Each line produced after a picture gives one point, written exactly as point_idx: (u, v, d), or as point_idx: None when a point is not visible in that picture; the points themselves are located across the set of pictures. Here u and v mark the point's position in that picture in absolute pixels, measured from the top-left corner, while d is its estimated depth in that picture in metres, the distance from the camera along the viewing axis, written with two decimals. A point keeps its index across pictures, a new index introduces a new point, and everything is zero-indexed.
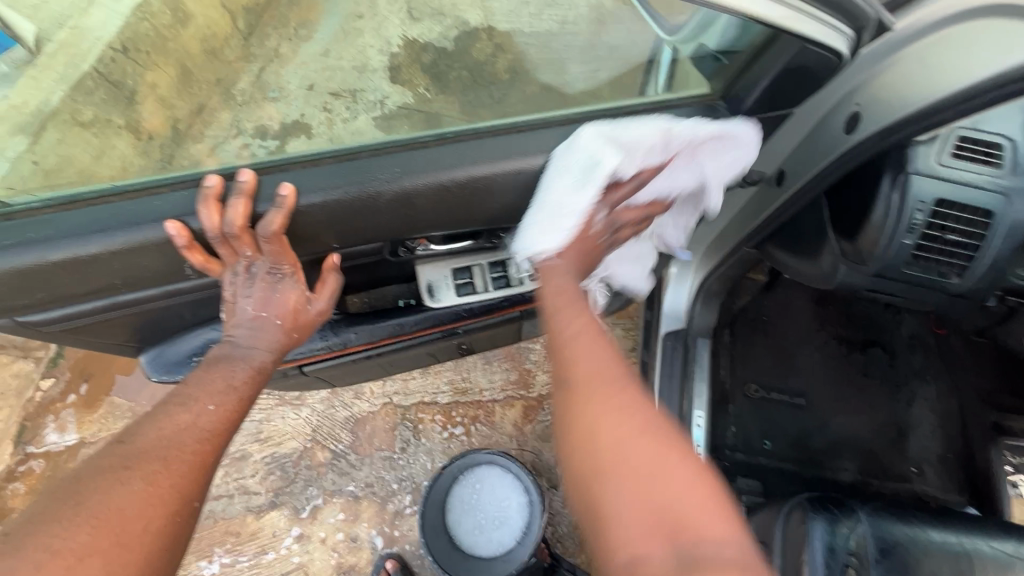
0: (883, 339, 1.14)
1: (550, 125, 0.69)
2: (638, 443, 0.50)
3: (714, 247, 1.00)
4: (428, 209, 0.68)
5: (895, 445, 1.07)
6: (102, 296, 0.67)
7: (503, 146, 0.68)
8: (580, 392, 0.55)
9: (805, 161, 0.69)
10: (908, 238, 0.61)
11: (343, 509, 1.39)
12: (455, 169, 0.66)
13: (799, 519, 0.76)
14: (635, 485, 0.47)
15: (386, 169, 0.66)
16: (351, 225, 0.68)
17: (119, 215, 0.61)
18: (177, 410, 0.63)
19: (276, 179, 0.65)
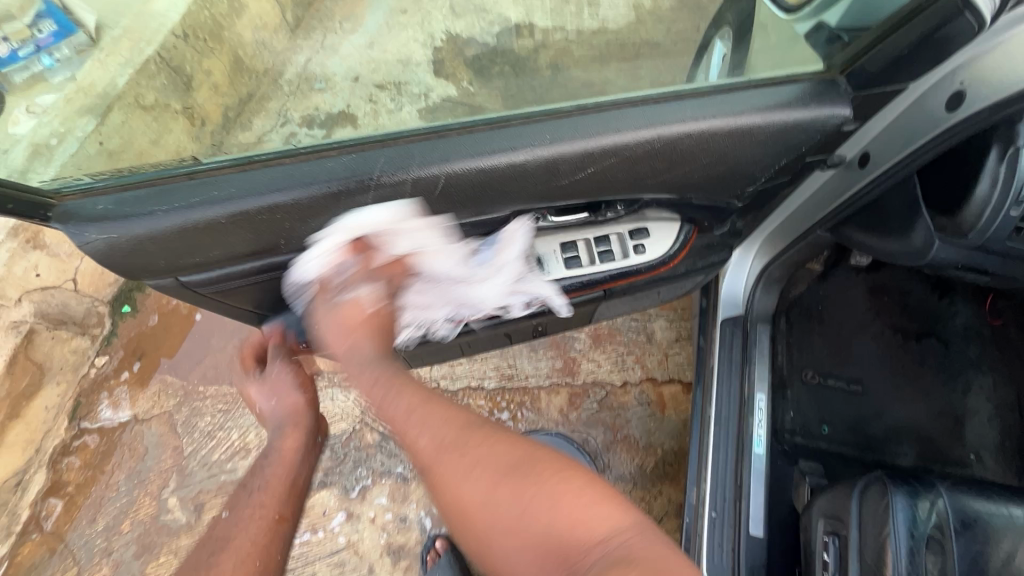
0: (938, 329, 1.15)
1: (685, 95, 0.66)
2: (505, 491, 0.54)
3: (779, 233, 1.02)
4: (566, 177, 0.66)
5: (952, 432, 1.08)
6: (261, 257, 0.68)
7: (642, 114, 0.64)
8: (431, 468, 0.58)
9: (895, 143, 0.72)
10: (1015, 210, 0.66)
11: (391, 490, 1.40)
12: (588, 139, 0.64)
13: (879, 493, 0.78)
14: (514, 533, 0.52)
15: (519, 138, 0.64)
16: (478, 196, 0.67)
17: (292, 174, 0.63)
18: (256, 479, 0.79)
19: (403, 153, 0.64)
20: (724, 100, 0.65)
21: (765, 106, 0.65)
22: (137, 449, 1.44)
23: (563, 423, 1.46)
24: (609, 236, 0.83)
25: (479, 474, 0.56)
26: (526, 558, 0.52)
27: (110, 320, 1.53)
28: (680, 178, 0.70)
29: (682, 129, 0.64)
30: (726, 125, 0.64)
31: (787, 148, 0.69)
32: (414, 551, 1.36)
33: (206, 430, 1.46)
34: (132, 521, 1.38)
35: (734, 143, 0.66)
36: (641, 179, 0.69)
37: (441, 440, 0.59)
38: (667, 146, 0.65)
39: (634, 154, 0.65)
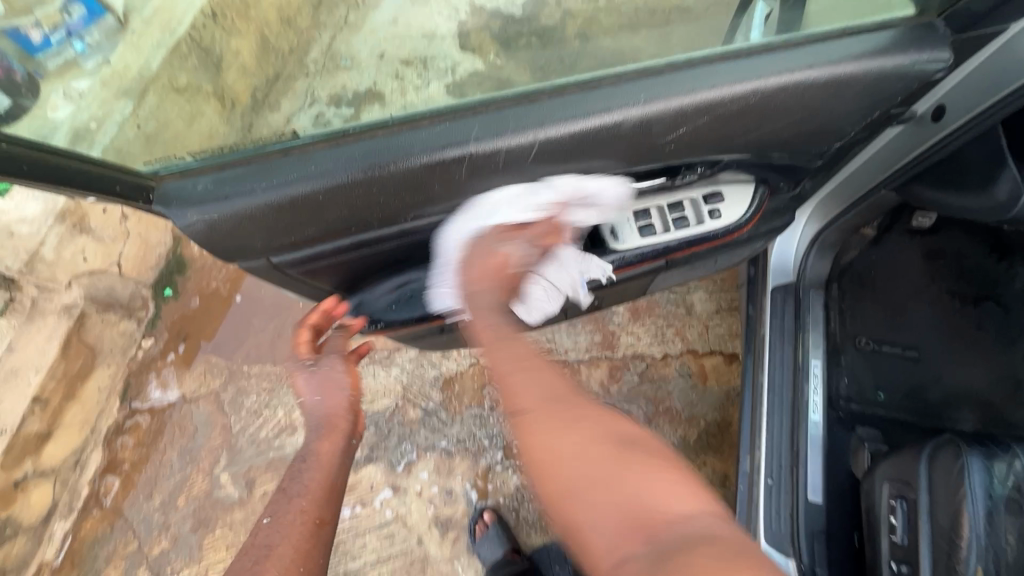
0: (998, 292, 1.11)
1: (769, 48, 0.64)
2: (606, 458, 0.51)
3: (835, 198, 0.99)
4: (660, 139, 0.65)
5: (1015, 396, 1.05)
6: (347, 236, 0.69)
7: (732, 69, 0.62)
8: (527, 423, 0.57)
9: (977, 94, 0.68)
10: None
11: (436, 464, 1.42)
12: (679, 96, 0.62)
13: (951, 455, 0.77)
14: (606, 496, 0.49)
15: (611, 98, 0.63)
16: (568, 162, 0.66)
17: (386, 144, 0.63)
18: (284, 493, 0.73)
19: (492, 118, 0.63)
20: (817, 50, 0.63)
21: (861, 54, 0.63)
22: (187, 427, 1.48)
23: (604, 396, 1.46)
24: (682, 202, 0.81)
25: (574, 433, 0.54)
26: (612, 531, 0.47)
27: (154, 304, 1.55)
28: (763, 137, 0.69)
29: (776, 83, 0.62)
30: (815, 78, 0.63)
31: (880, 98, 0.67)
32: (462, 523, 1.38)
33: (252, 408, 1.49)
34: (187, 497, 1.42)
35: (828, 95, 0.65)
36: (718, 141, 0.68)
37: (543, 396, 0.58)
38: (761, 102, 0.63)
39: (726, 112, 0.64)
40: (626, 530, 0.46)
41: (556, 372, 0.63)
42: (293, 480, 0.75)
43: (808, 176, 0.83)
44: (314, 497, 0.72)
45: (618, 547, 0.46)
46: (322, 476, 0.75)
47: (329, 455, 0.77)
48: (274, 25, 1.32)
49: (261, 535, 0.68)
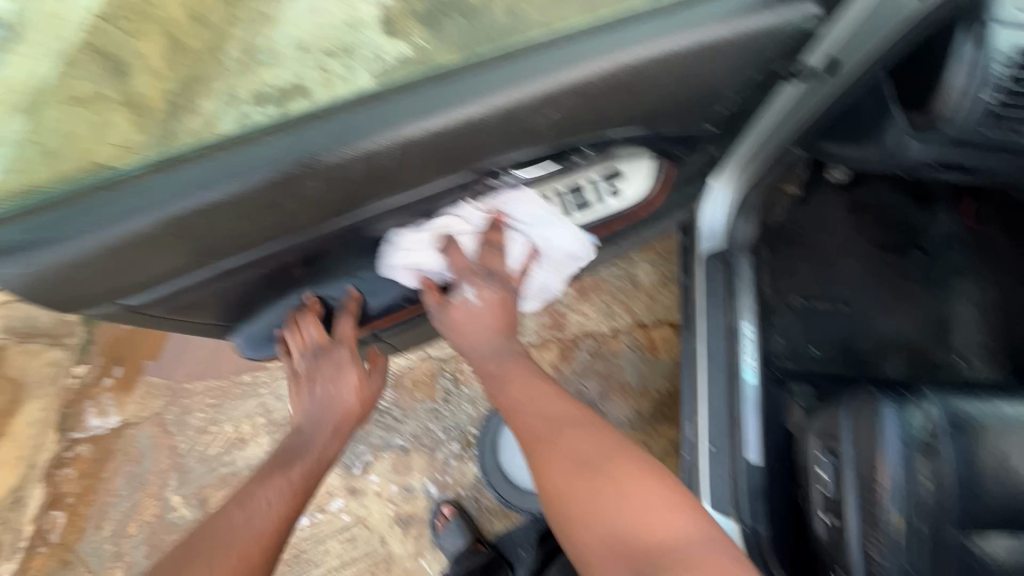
0: (919, 240, 1.14)
1: (638, 13, 0.59)
2: (590, 485, 0.66)
3: (752, 159, 0.99)
4: (532, 124, 0.63)
5: (939, 339, 1.08)
6: (200, 268, 0.66)
7: (597, 43, 0.59)
8: (534, 449, 0.74)
9: (866, 40, 0.66)
10: (987, 93, 0.60)
11: (394, 462, 1.40)
12: (542, 78, 0.59)
13: (869, 407, 0.77)
14: (602, 526, 0.63)
15: (469, 90, 0.59)
16: (441, 157, 0.63)
17: (234, 163, 0.58)
18: (243, 505, 0.81)
19: (340, 126, 0.58)
20: (685, 14, 0.59)
21: (728, 15, 0.59)
22: (132, 452, 1.43)
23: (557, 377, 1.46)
24: (579, 185, 0.81)
25: (571, 471, 0.68)
26: (606, 548, 0.62)
27: (82, 329, 1.48)
28: (646, 109, 0.67)
29: (643, 55, 0.59)
30: (685, 44, 0.59)
31: (756, 56, 0.65)
32: (423, 518, 1.38)
33: (199, 426, 1.45)
34: (138, 523, 1.39)
35: (700, 61, 0.62)
36: (602, 113, 0.65)
37: (544, 414, 0.77)
38: (631, 75, 0.60)
39: (596, 89, 0.61)
40: (614, 555, 0.61)
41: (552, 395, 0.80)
42: (257, 492, 0.83)
43: (709, 141, 0.82)
44: (277, 513, 0.80)
45: (606, 562, 0.62)
46: (304, 471, 0.88)
47: (323, 446, 0.92)
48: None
49: (197, 547, 0.74)
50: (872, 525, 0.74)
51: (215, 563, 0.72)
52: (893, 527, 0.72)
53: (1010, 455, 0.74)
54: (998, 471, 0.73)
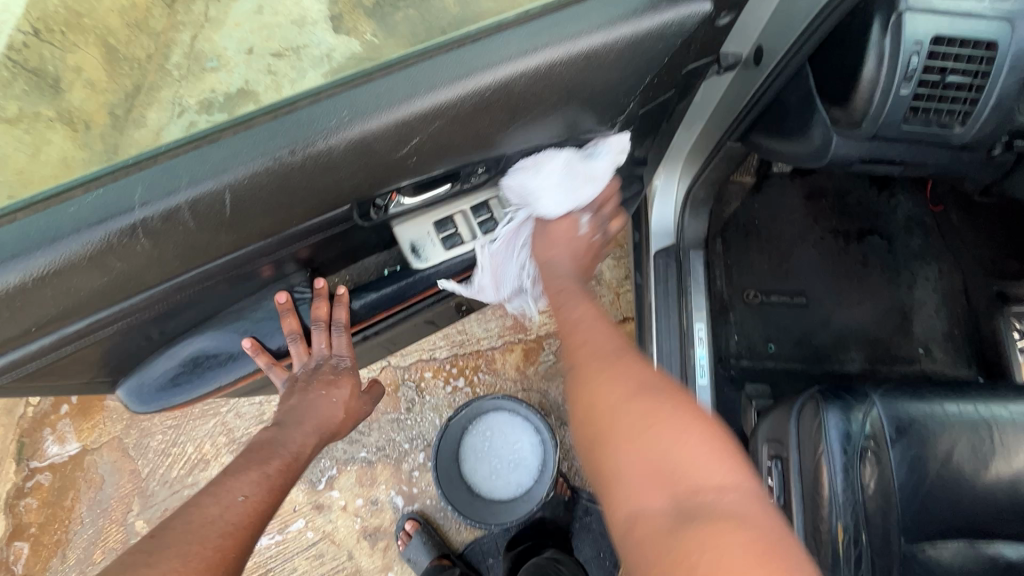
0: (879, 225, 1.10)
1: (510, 23, 0.53)
2: (644, 406, 0.52)
3: (698, 151, 0.95)
4: (392, 155, 0.54)
5: (900, 329, 1.04)
6: (48, 330, 0.54)
7: (461, 60, 0.52)
8: (584, 364, 0.59)
9: (781, 33, 0.63)
10: (905, 88, 0.51)
11: (359, 475, 1.38)
12: (394, 108, 0.51)
13: (813, 412, 0.74)
14: (641, 452, 0.49)
15: (306, 126, 0.50)
16: (290, 204, 0.54)
17: (29, 230, 0.47)
18: (207, 500, 0.64)
19: (168, 171, 0.49)
20: (557, 22, 0.53)
21: (605, 22, 0.53)
22: (93, 478, 1.40)
23: (521, 380, 1.42)
24: (486, 203, 0.70)
25: (619, 392, 0.54)
26: (634, 479, 0.48)
27: None
28: (531, 122, 0.60)
29: (515, 69, 0.53)
30: (562, 55, 0.53)
31: (646, 61, 0.59)
32: (390, 530, 1.36)
33: (160, 448, 1.42)
34: (104, 549, 1.37)
35: (580, 72, 0.56)
36: (482, 133, 0.58)
37: (587, 338, 0.62)
38: (504, 94, 0.54)
39: (460, 113, 0.54)
40: (648, 488, 0.47)
41: (602, 323, 0.65)
42: (228, 481, 0.69)
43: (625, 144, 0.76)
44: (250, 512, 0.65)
45: (633, 499, 0.47)
46: (278, 473, 0.72)
47: (302, 443, 0.77)
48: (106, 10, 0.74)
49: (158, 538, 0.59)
50: (816, 538, 0.71)
51: (191, 552, 0.57)
52: (835, 540, 0.69)
53: (955, 456, 0.70)
54: (943, 474, 0.70)
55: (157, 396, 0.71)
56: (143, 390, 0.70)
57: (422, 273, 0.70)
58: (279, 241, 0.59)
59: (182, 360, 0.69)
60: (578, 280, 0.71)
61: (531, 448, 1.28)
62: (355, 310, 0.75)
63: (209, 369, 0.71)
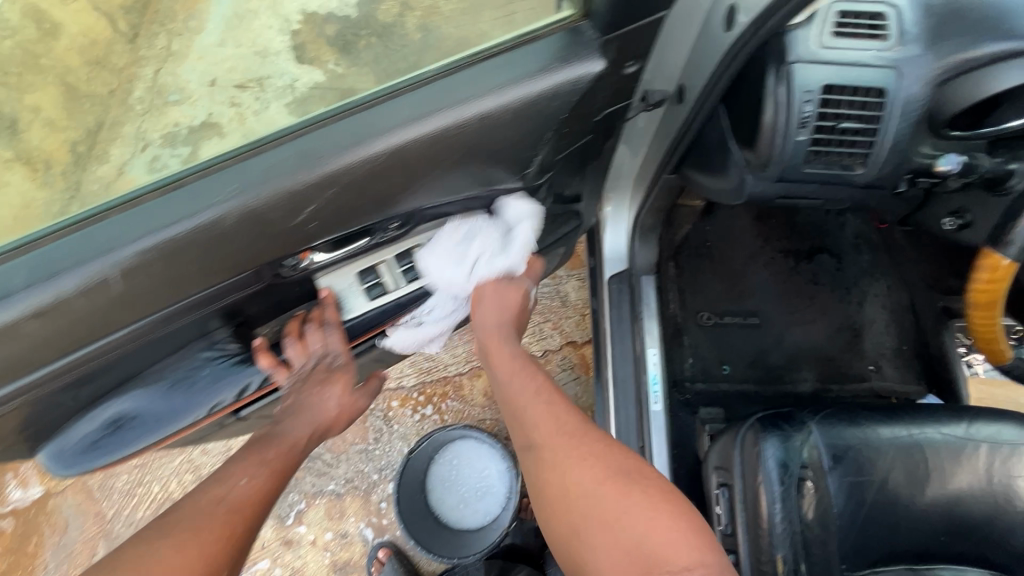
0: (828, 243, 1.11)
1: (406, 89, 0.61)
2: (609, 488, 0.59)
3: (641, 178, 0.96)
4: (289, 222, 0.59)
5: (850, 346, 1.06)
6: None
7: (359, 125, 0.59)
8: (551, 447, 0.66)
9: (697, 71, 0.66)
10: (801, 134, 0.57)
11: (328, 508, 1.36)
12: (287, 175, 0.57)
13: (753, 440, 0.74)
14: (607, 531, 0.56)
15: (201, 198, 0.56)
16: (185, 275, 0.58)
17: None
18: (211, 485, 0.63)
19: (64, 251, 0.54)
20: (448, 88, 0.60)
21: (493, 87, 0.60)
22: (57, 522, 1.38)
23: (490, 407, 1.41)
24: (410, 250, 0.74)
25: (584, 473, 0.61)
26: (607, 558, 0.55)
27: None
28: (433, 180, 0.66)
29: (408, 135, 0.59)
30: (453, 119, 0.60)
31: (541, 119, 0.65)
32: (361, 563, 1.34)
33: (126, 489, 1.40)
34: None
35: (473, 133, 0.62)
36: (385, 192, 0.63)
37: (551, 424, 0.68)
38: (400, 157, 0.60)
39: (355, 179, 0.59)
40: (622, 567, 0.53)
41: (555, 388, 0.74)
42: (228, 469, 0.66)
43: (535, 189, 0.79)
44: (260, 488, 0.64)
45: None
46: (283, 457, 0.70)
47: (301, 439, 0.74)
48: (65, 50, 0.80)
49: (166, 522, 0.58)
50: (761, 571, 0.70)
51: (191, 535, 0.56)
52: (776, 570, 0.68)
53: (893, 481, 0.71)
54: (882, 499, 0.71)
55: (83, 458, 0.71)
56: (66, 454, 0.70)
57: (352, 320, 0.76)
58: (188, 306, 0.61)
59: (103, 423, 0.69)
60: (513, 341, 0.81)
61: (499, 475, 1.27)
62: (348, 329, 0.76)
63: (130, 432, 0.70)
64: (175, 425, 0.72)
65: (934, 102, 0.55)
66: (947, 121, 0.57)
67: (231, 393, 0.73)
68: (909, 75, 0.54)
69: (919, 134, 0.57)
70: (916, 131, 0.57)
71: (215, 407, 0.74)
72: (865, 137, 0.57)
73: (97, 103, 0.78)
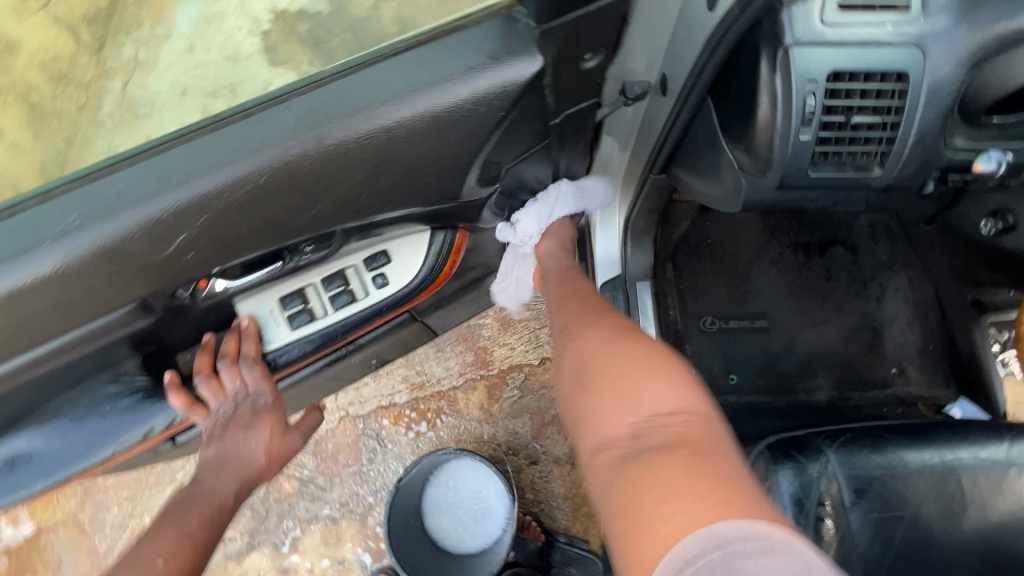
0: (842, 234, 1.02)
1: (305, 90, 0.50)
2: (626, 351, 0.55)
3: (628, 178, 0.86)
4: (162, 252, 0.48)
5: (870, 348, 0.97)
6: None
7: (238, 136, 0.48)
8: (579, 327, 0.63)
9: (681, 59, 0.58)
10: (806, 131, 0.51)
11: (323, 533, 1.31)
12: (139, 205, 0.45)
13: (761, 472, 0.65)
14: (609, 381, 0.52)
15: (38, 231, 0.45)
16: (43, 316, 0.47)
17: None
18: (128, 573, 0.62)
19: None
20: (351, 87, 0.50)
21: (405, 91, 0.50)
22: (50, 559, 1.33)
23: (486, 421, 1.33)
24: (340, 274, 0.67)
25: (613, 351, 0.56)
26: (602, 404, 0.51)
27: None
28: (331, 207, 0.53)
29: (295, 151, 0.48)
30: (358, 130, 0.49)
31: (475, 125, 0.55)
32: None
33: (116, 522, 1.34)
34: None
35: (388, 146, 0.51)
36: (280, 219, 0.51)
37: (586, 315, 0.65)
38: (290, 177, 0.49)
39: (232, 205, 0.48)
40: (612, 408, 0.50)
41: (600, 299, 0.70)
42: (143, 551, 0.65)
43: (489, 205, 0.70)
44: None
45: (602, 420, 0.50)
46: (203, 524, 0.71)
47: (226, 491, 0.75)
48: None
49: None
50: None
51: None
52: None
53: (925, 514, 0.63)
54: (913, 537, 0.62)
55: None
56: None
57: (280, 351, 0.69)
58: (53, 350, 0.52)
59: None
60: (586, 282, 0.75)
61: (498, 496, 1.20)
62: (271, 361, 0.71)
63: (24, 476, 0.64)
64: (79, 465, 0.65)
65: (968, 87, 0.49)
66: (987, 109, 0.51)
67: (136, 434, 0.67)
68: (935, 53, 0.47)
69: (952, 120, 0.51)
70: (947, 119, 0.51)
71: (120, 448, 0.67)
72: (883, 132, 0.51)
73: (65, 123, 0.58)
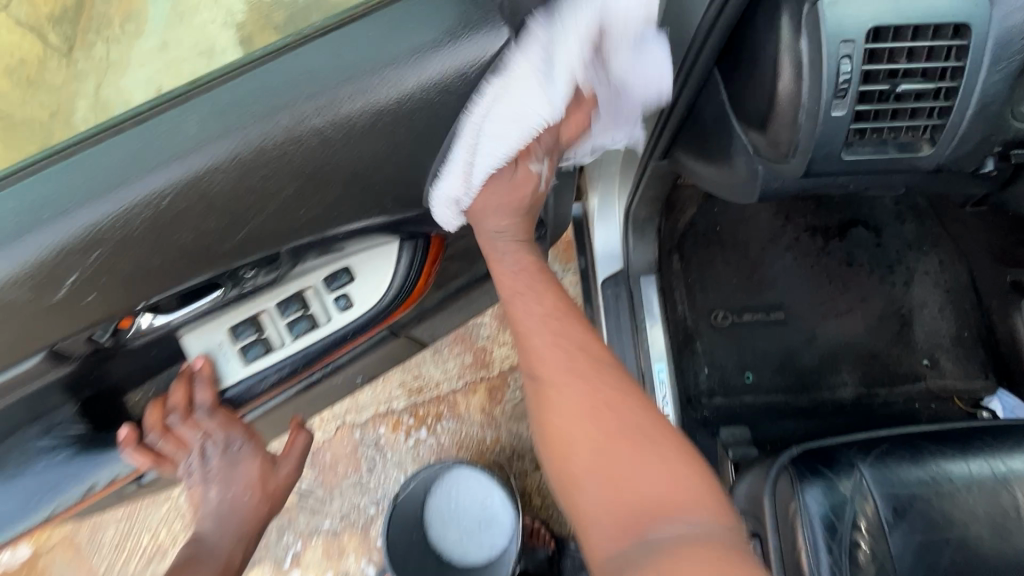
0: (863, 214, 0.93)
1: (229, 74, 0.42)
2: (619, 445, 0.44)
3: (627, 164, 0.77)
4: (58, 296, 0.42)
5: (898, 338, 0.89)
6: None
7: (147, 140, 0.40)
8: (550, 393, 0.49)
9: (677, 28, 0.50)
10: (840, 104, 0.44)
11: (325, 547, 1.24)
12: (24, 241, 0.39)
13: (787, 494, 0.58)
14: (606, 487, 0.43)
15: None
16: None
17: None
18: None
19: None
20: (286, 71, 0.42)
21: (348, 75, 0.42)
22: None
23: (489, 425, 1.26)
24: (301, 295, 0.60)
25: (602, 440, 0.45)
26: (601, 519, 0.43)
27: None
28: (280, 223, 0.46)
29: (219, 156, 0.41)
30: (296, 127, 0.42)
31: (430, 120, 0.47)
32: None
33: None
34: None
35: (340, 142, 0.44)
36: (210, 242, 0.44)
37: (557, 366, 0.50)
38: (221, 189, 0.42)
39: (143, 229, 0.41)
40: (614, 526, 0.42)
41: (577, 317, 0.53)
42: None
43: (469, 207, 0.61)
44: None
45: (603, 537, 0.42)
46: None
47: (232, 547, 0.68)
48: None
49: None
50: None
51: None
52: None
53: (973, 533, 0.55)
54: (961, 558, 0.55)
55: None
56: None
57: (247, 381, 0.63)
58: None
59: None
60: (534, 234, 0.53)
61: (503, 504, 1.13)
62: (230, 397, 0.64)
63: None
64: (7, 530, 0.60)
65: None
66: None
67: (73, 494, 0.62)
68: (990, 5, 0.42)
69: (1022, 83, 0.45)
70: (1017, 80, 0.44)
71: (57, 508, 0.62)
72: (935, 101, 0.45)
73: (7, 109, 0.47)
